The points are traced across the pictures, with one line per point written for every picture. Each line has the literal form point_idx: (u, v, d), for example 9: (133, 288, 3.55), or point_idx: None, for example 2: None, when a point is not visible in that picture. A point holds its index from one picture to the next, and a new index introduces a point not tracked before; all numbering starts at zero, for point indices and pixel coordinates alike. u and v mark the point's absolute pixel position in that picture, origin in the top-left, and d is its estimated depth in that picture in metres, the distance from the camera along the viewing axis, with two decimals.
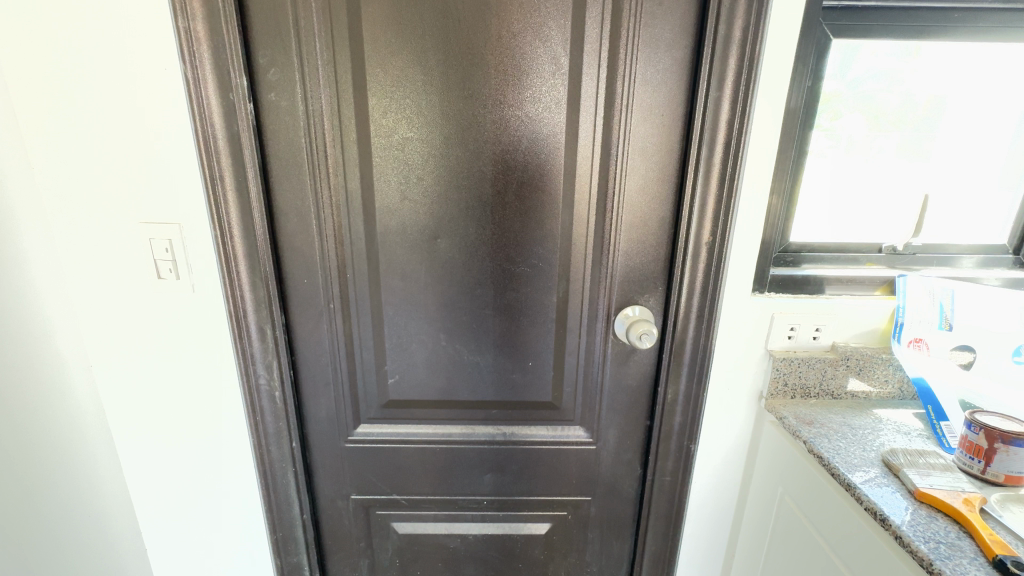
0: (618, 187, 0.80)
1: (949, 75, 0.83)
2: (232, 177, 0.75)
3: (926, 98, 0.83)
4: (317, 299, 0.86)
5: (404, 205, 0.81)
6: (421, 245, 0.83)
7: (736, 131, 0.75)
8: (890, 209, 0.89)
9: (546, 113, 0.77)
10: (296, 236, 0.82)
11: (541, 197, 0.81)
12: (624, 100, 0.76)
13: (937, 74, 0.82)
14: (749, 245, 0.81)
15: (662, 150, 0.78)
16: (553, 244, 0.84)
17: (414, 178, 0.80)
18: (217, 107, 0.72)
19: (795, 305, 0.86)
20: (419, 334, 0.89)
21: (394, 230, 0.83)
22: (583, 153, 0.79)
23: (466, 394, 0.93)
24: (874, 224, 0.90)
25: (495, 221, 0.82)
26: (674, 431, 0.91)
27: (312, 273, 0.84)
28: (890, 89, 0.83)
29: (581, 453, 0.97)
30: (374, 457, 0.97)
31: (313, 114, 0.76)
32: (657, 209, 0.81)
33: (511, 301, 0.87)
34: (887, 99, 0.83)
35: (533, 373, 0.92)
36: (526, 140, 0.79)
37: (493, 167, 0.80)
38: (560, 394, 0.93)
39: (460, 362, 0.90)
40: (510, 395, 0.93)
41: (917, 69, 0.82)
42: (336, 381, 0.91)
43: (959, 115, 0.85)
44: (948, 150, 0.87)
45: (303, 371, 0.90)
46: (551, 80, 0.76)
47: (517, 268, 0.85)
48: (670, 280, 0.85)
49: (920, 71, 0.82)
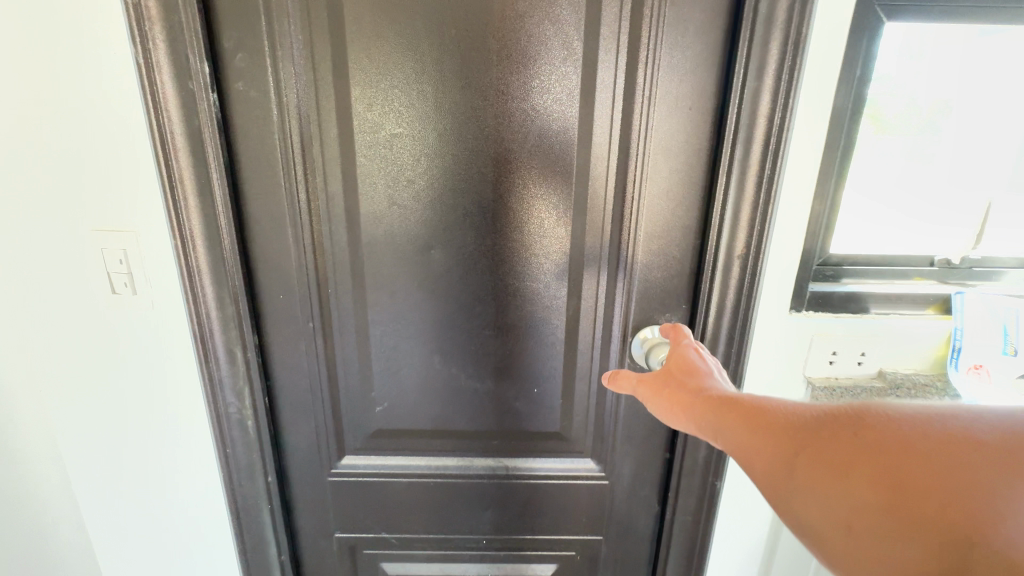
0: (638, 191, 0.70)
1: (960, 73, 0.73)
2: (194, 178, 0.65)
3: (931, 102, 0.74)
4: (295, 317, 0.76)
5: (392, 211, 0.71)
6: (411, 257, 0.73)
7: (779, 126, 0.64)
8: (897, 227, 0.80)
9: (557, 100, 0.67)
10: (271, 245, 0.72)
11: (549, 201, 0.71)
12: (646, 91, 0.66)
13: (947, 72, 0.72)
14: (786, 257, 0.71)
15: (688, 149, 0.68)
16: (562, 256, 0.74)
17: (403, 180, 0.70)
18: (175, 97, 0.62)
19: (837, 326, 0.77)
20: (411, 357, 0.79)
21: (381, 240, 0.73)
22: (598, 152, 0.69)
23: (463, 422, 0.83)
24: (884, 243, 0.80)
25: (494, 230, 0.72)
26: (698, 467, 0.80)
27: (290, 287, 0.74)
28: (893, 92, 0.72)
29: (592, 488, 0.86)
30: (361, 492, 0.87)
31: (287, 106, 0.66)
32: (681, 217, 0.71)
33: (513, 319, 0.77)
34: (893, 104, 0.73)
35: (538, 400, 0.81)
36: (535, 133, 0.68)
37: (492, 169, 0.70)
38: (569, 424, 0.83)
39: (456, 387, 0.80)
40: (512, 424, 0.83)
41: (924, 68, 0.72)
42: (316, 407, 0.81)
43: (968, 118, 0.75)
44: (954, 158, 0.78)
45: (280, 396, 0.80)
46: (561, 67, 0.66)
47: (521, 283, 0.75)
48: (696, 297, 0.74)
49: (926, 70, 0.72)
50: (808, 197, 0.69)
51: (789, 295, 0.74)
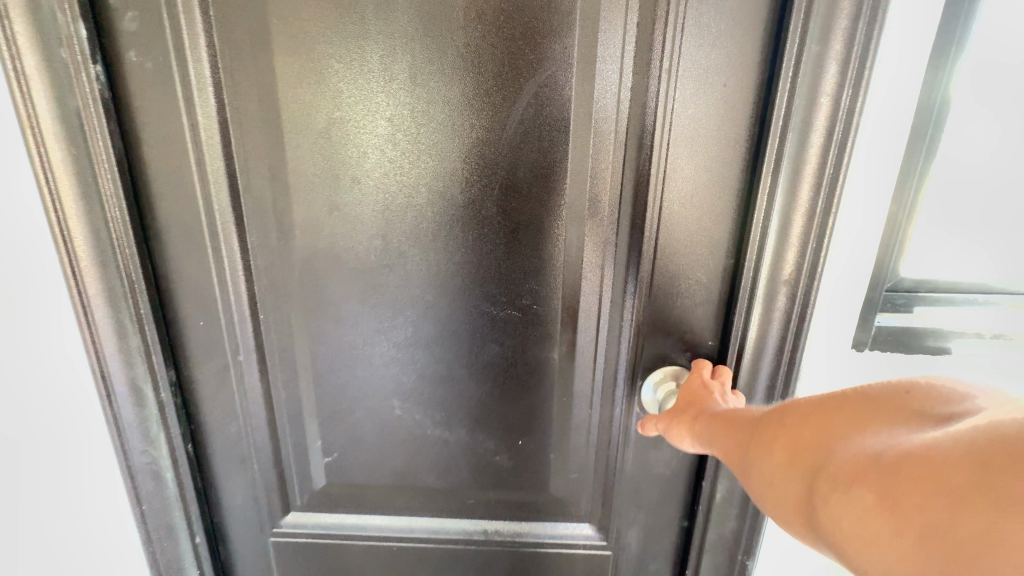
0: (653, 195, 0.52)
1: None
2: (77, 176, 0.51)
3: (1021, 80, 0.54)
4: (221, 347, 0.61)
5: (334, 219, 0.55)
6: (362, 277, 0.58)
7: (850, 111, 0.46)
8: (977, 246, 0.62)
9: (549, 71, 0.50)
10: (186, 260, 0.57)
11: (539, 206, 0.54)
12: (666, 59, 0.48)
13: None
14: (840, 286, 0.55)
15: (724, 141, 0.51)
16: (555, 279, 0.57)
17: (347, 179, 0.54)
18: (42, 71, 0.47)
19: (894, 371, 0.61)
20: (365, 400, 0.63)
21: (321, 255, 0.57)
22: (600, 143, 0.52)
23: (431, 477, 0.67)
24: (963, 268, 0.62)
25: (469, 244, 0.56)
26: (724, 543, 0.64)
27: (212, 311, 0.59)
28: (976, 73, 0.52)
29: (591, 560, 0.70)
30: (310, 554, 0.72)
31: (193, 83, 0.51)
32: (711, 229, 0.53)
33: (491, 356, 0.60)
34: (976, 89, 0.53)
35: (523, 453, 0.65)
36: (520, 116, 0.51)
37: (465, 163, 0.53)
38: (562, 482, 0.67)
39: (422, 436, 0.65)
40: (491, 480, 0.67)
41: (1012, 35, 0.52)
42: (252, 455, 0.67)
43: None
44: None
45: (208, 441, 0.66)
46: (553, 27, 0.49)
47: (500, 311, 0.58)
48: (727, 334, 0.56)
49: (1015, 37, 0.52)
50: (874, 210, 0.52)
51: (843, 336, 0.57)
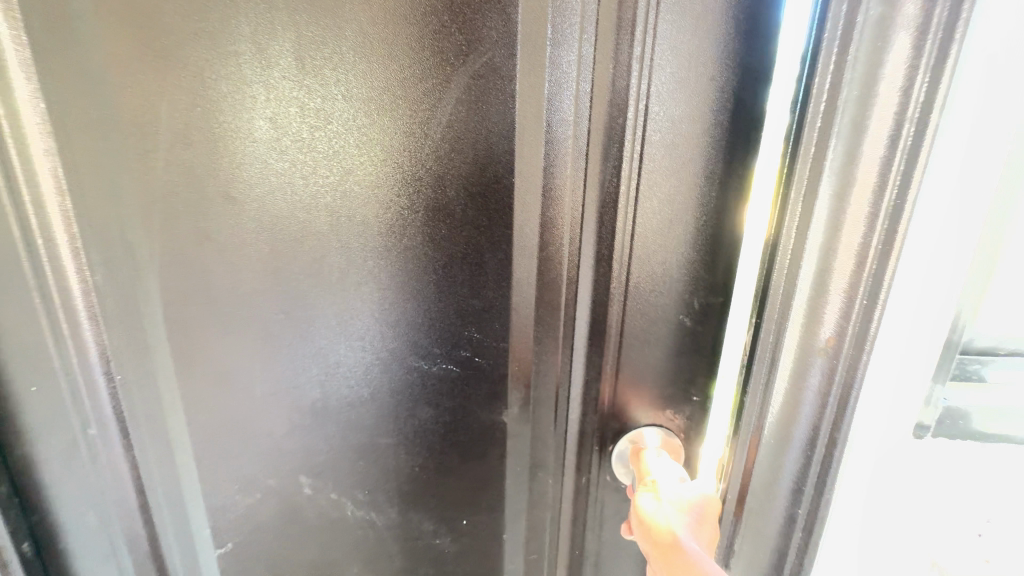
0: (622, 218, 0.41)
1: None
2: None
3: None
4: (67, 418, 0.47)
5: (203, 252, 0.42)
6: (251, 328, 0.44)
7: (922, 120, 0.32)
8: None
9: (487, 59, 0.38)
10: (13, 307, 0.43)
11: (480, 236, 0.42)
12: (636, 43, 0.36)
13: None
14: (898, 364, 0.40)
15: (725, 151, 0.39)
16: (500, 327, 0.45)
17: (217, 200, 0.40)
18: None
19: (937, 462, 0.49)
20: (264, 479, 0.49)
21: (192, 301, 0.43)
22: (553, 155, 0.40)
23: (356, 565, 0.54)
24: None
25: (391, 280, 0.43)
26: None
27: (51, 372, 0.45)
28: None
29: None
30: None
31: None
32: (696, 262, 0.42)
33: (427, 424, 0.48)
34: None
35: (470, 534, 0.53)
36: (450, 117, 0.39)
37: (380, 175, 0.40)
38: (519, 567, 0.54)
39: (342, 518, 0.51)
40: (432, 566, 0.54)
41: None
42: (122, 552, 0.52)
43: None
44: None
45: (66, 532, 0.52)
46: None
47: (432, 366, 0.46)
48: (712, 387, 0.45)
49: None
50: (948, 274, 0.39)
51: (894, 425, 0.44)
